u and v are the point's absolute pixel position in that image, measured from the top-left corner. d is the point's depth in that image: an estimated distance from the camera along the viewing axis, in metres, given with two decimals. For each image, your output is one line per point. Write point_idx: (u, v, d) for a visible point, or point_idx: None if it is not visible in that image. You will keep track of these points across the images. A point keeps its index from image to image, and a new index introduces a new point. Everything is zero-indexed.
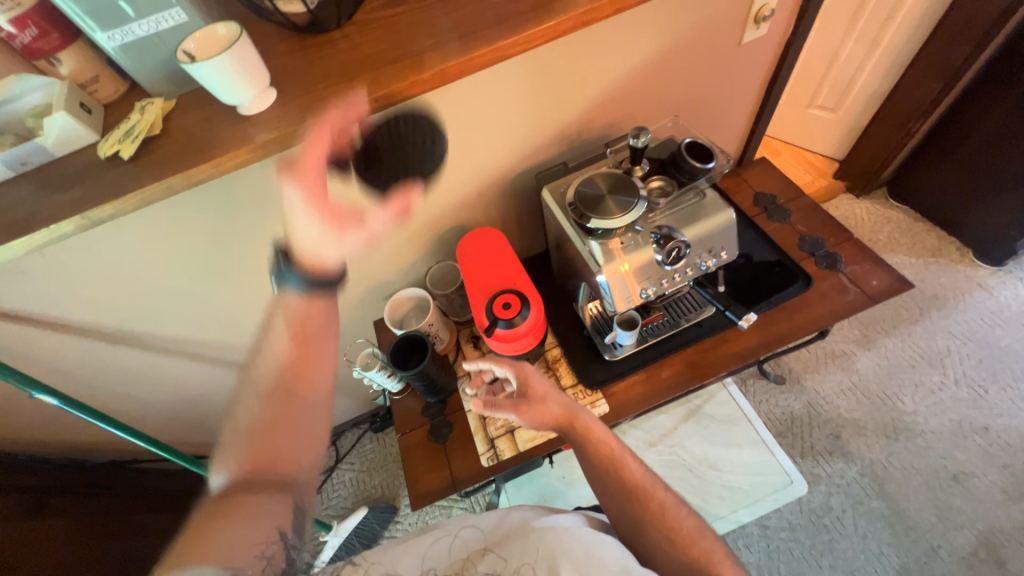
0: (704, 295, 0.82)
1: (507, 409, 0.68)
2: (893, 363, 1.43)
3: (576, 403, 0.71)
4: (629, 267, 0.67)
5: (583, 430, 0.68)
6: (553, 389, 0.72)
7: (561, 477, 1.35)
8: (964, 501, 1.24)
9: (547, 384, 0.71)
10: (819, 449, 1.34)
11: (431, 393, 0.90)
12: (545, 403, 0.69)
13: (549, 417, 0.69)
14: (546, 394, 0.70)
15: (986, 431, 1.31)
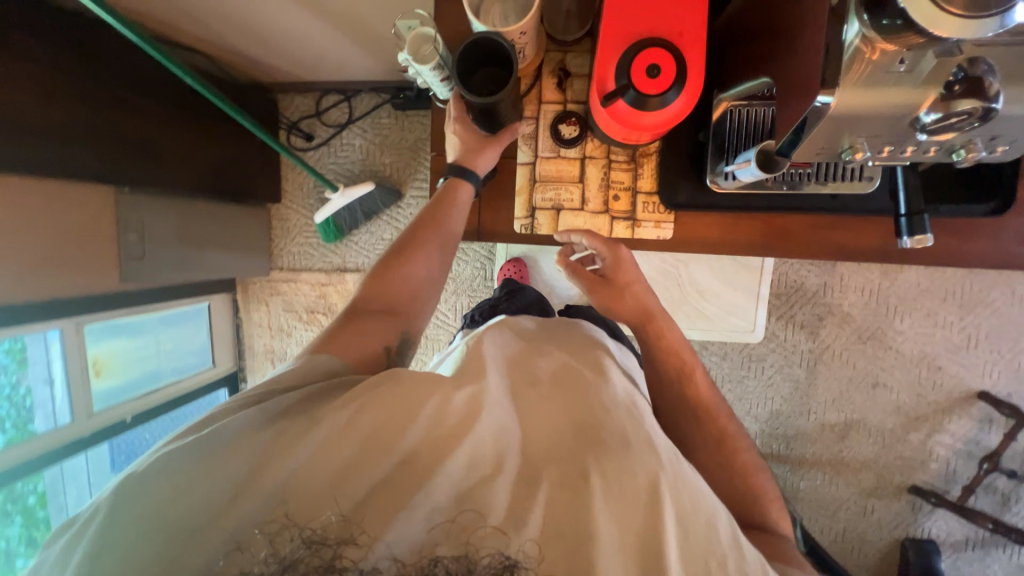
0: (897, 180, 0.56)
1: (585, 281, 0.76)
2: (930, 288, 1.37)
3: (661, 310, 0.75)
4: (857, 109, 0.43)
5: (654, 330, 0.75)
6: (639, 281, 0.75)
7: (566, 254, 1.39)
8: (864, 399, 1.43)
9: (635, 274, 0.74)
10: (795, 319, 1.42)
11: (485, 126, 0.71)
12: (620, 296, 0.74)
13: (624, 307, 0.75)
14: (628, 282, 0.74)
15: (937, 369, 1.39)
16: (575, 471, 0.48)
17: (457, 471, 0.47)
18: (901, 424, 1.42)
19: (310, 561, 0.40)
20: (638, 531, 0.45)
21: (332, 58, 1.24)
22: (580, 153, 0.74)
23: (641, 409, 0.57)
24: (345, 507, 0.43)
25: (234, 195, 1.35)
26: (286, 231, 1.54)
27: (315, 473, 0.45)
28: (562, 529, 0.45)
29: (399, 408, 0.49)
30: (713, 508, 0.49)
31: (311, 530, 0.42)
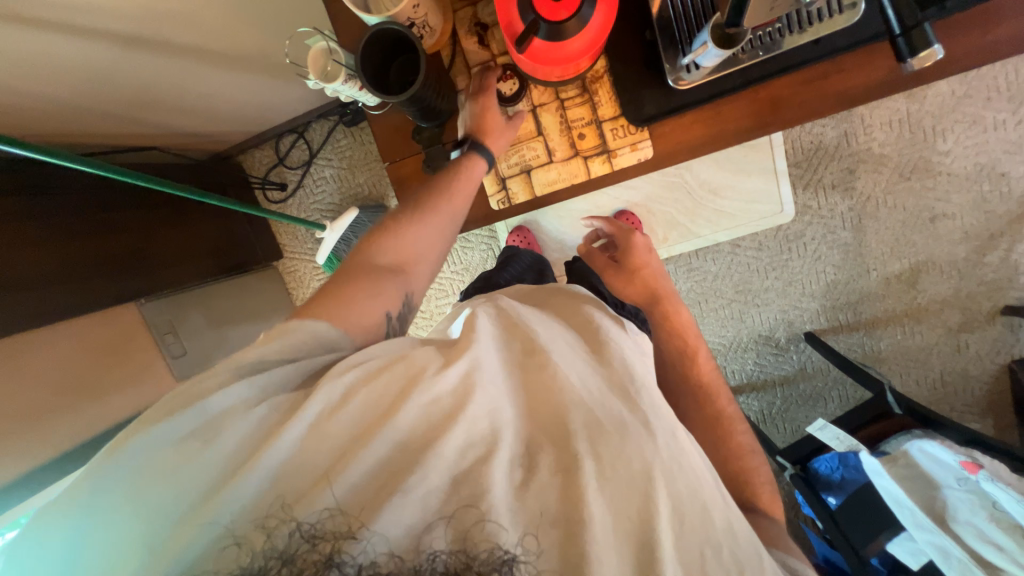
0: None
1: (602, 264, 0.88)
2: (969, 92, 1.20)
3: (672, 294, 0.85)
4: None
5: (661, 310, 0.84)
6: (651, 269, 0.87)
7: (562, 219, 1.35)
8: (924, 238, 1.31)
9: (648, 263, 0.87)
10: (825, 182, 1.30)
11: (424, 117, 0.68)
12: (631, 276, 0.87)
13: (635, 290, 0.86)
14: (641, 266, 0.87)
15: (1000, 178, 1.24)
16: (571, 454, 0.50)
17: (451, 453, 0.48)
18: (974, 249, 1.30)
19: (309, 558, 0.40)
20: (636, 517, 0.48)
21: (267, 101, 1.22)
22: (528, 105, 0.69)
23: (649, 381, 0.60)
24: (344, 498, 0.44)
25: (239, 268, 1.43)
26: (299, 280, 1.59)
27: (301, 463, 0.46)
28: (559, 502, 0.47)
29: (389, 407, 0.50)
30: (705, 482, 0.54)
31: (284, 519, 0.43)
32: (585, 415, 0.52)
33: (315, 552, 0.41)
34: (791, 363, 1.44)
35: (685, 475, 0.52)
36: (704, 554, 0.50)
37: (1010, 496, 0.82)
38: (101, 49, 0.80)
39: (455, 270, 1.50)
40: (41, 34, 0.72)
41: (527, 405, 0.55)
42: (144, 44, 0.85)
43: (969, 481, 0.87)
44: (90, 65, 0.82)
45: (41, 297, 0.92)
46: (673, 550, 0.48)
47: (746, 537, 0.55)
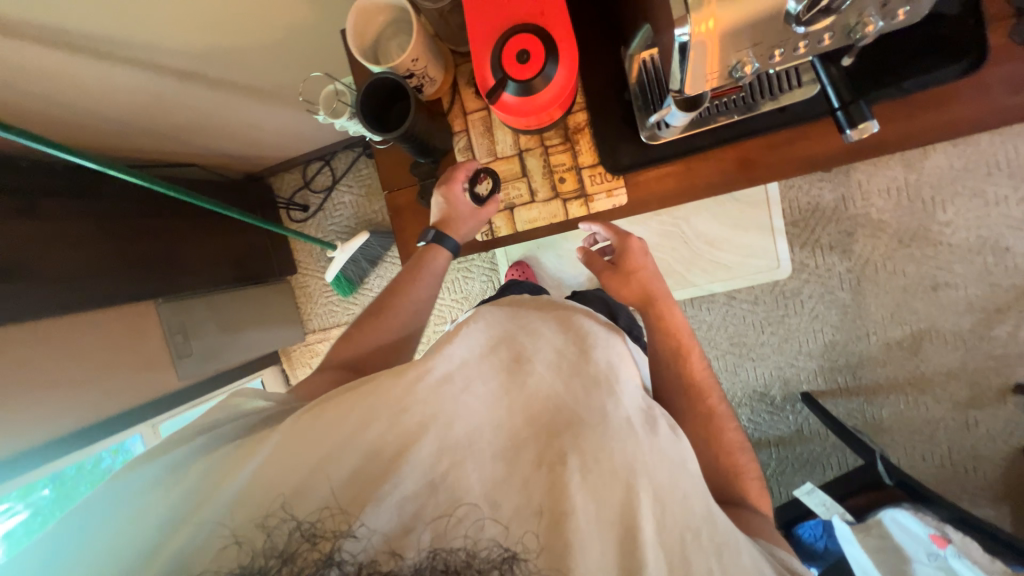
0: (819, 78, 0.53)
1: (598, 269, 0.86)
2: (968, 167, 1.22)
3: (666, 293, 0.82)
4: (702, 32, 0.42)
5: (656, 314, 0.81)
6: (646, 268, 0.84)
7: (561, 257, 1.40)
8: (927, 306, 1.29)
9: (643, 262, 0.84)
10: (822, 242, 1.31)
11: (421, 154, 0.75)
12: (627, 279, 0.83)
13: (630, 293, 0.83)
14: (636, 267, 0.84)
15: (1004, 252, 1.23)
16: (554, 452, 0.52)
17: (427, 461, 0.50)
18: (979, 322, 1.27)
19: (309, 556, 0.45)
20: (619, 508, 0.51)
21: (298, 131, 1.35)
22: (516, 149, 0.75)
23: (625, 381, 0.61)
24: (335, 501, 0.49)
25: (256, 279, 1.52)
26: (309, 295, 1.68)
27: (289, 473, 0.50)
28: (540, 503, 0.50)
29: (359, 414, 0.52)
30: (680, 474, 0.56)
31: (284, 518, 0.48)
32: (553, 424, 0.54)
33: (314, 550, 0.45)
34: (787, 423, 1.40)
35: (658, 468, 0.54)
36: (681, 537, 0.52)
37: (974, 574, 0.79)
38: (158, 80, 0.93)
39: (455, 298, 1.56)
40: (113, 67, 0.85)
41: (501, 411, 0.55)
42: (197, 79, 0.97)
43: (938, 557, 0.84)
44: (147, 94, 0.95)
45: (72, 291, 1.01)
46: (653, 539, 0.51)
47: (727, 524, 0.56)
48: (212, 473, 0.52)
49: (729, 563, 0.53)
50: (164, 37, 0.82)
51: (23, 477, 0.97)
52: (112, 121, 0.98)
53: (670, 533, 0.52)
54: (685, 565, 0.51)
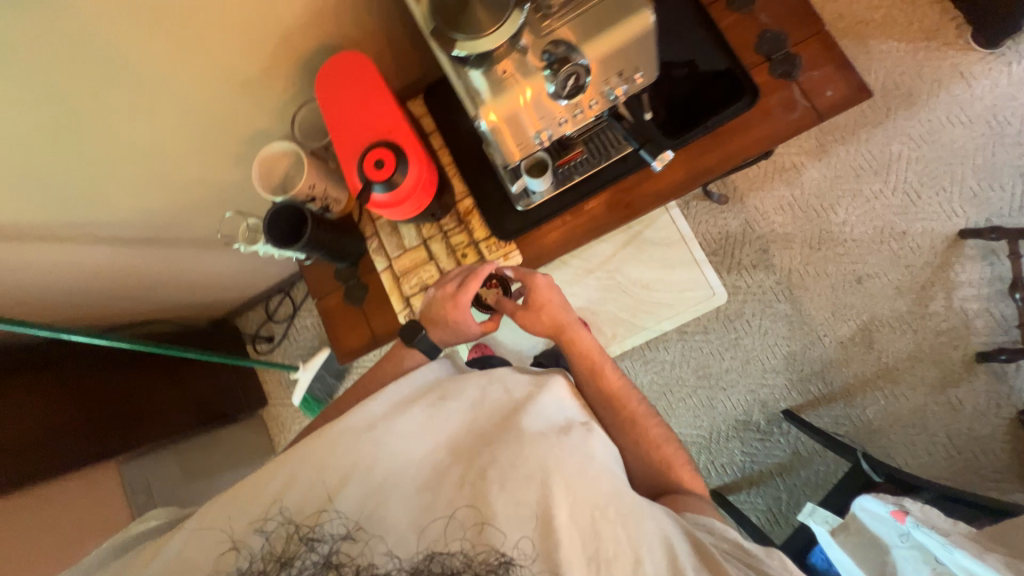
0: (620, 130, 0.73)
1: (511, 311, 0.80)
2: (839, 173, 1.39)
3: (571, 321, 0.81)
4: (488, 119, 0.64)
5: (567, 341, 0.81)
6: (556, 302, 0.81)
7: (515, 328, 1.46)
8: (860, 298, 1.35)
9: (551, 295, 0.80)
10: (744, 263, 1.42)
11: (339, 259, 0.85)
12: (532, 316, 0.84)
13: (542, 324, 0.81)
14: (544, 302, 0.80)
15: (903, 235, 1.34)
16: (478, 470, 0.63)
17: (385, 481, 0.64)
18: (914, 302, 1.32)
19: (310, 560, 0.59)
20: (534, 505, 0.60)
21: (255, 270, 1.49)
22: (420, 238, 0.86)
23: (545, 403, 0.72)
24: (329, 510, 0.62)
25: (227, 417, 1.52)
26: (282, 426, 1.67)
27: (283, 500, 0.63)
28: (469, 515, 0.60)
29: (333, 452, 0.66)
30: (593, 469, 0.65)
31: (287, 531, 0.61)
32: (478, 449, 0.66)
33: (312, 556, 0.59)
34: (780, 447, 1.35)
35: (568, 470, 0.63)
36: (590, 515, 0.61)
37: (935, 542, 0.66)
38: (115, 249, 1.07)
39: None
40: (74, 245, 0.99)
41: (446, 445, 0.68)
42: (152, 241, 1.12)
43: (909, 535, 0.72)
44: (105, 263, 1.08)
45: (28, 461, 1.02)
46: (565, 525, 0.60)
47: (639, 502, 0.64)
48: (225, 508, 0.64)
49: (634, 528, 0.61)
50: (119, 208, 0.98)
51: None
52: (76, 292, 1.09)
53: (578, 514, 0.61)
54: (593, 536, 0.60)
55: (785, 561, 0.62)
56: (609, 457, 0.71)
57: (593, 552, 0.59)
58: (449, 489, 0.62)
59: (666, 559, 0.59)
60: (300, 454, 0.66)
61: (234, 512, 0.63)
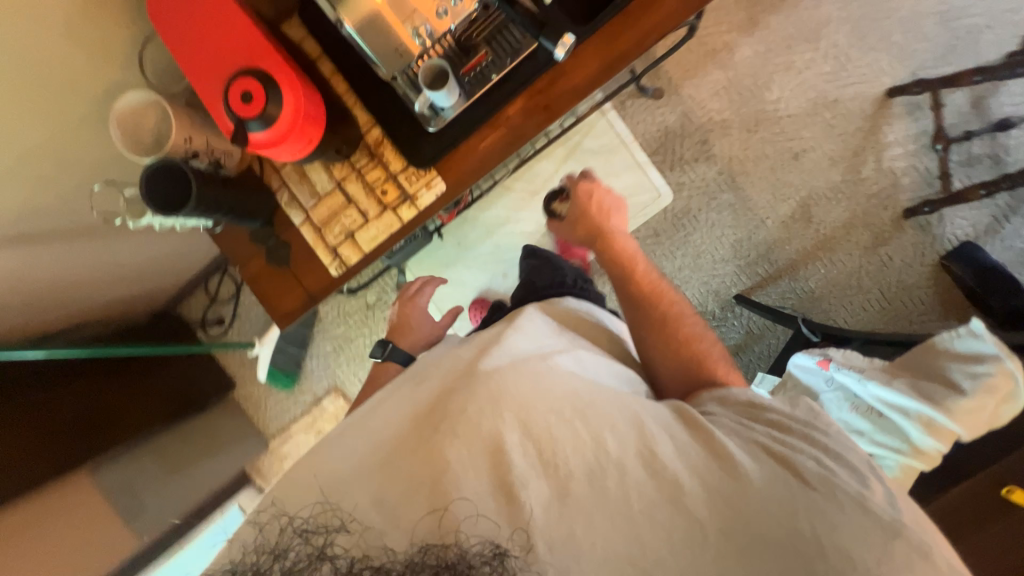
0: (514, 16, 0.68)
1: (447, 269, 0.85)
2: (771, 46, 1.34)
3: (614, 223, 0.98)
4: None
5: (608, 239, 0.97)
6: (604, 204, 1.00)
7: (456, 245, 1.48)
8: (798, 175, 1.37)
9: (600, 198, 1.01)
10: (686, 158, 1.39)
11: (250, 220, 0.78)
12: (574, 226, 1.02)
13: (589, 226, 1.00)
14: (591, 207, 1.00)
15: (835, 103, 1.33)
16: (433, 429, 0.61)
17: (368, 460, 0.63)
18: (847, 170, 1.35)
19: (303, 550, 0.54)
20: (490, 439, 0.58)
21: (178, 252, 1.37)
22: (334, 181, 0.79)
23: (502, 341, 0.72)
24: (326, 499, 0.59)
25: (198, 404, 1.48)
26: (257, 404, 1.65)
27: (280, 504, 0.60)
28: (429, 474, 0.57)
29: (324, 457, 0.65)
30: (558, 381, 0.66)
31: (282, 522, 0.58)
32: (433, 407, 0.65)
33: (307, 545, 0.54)
34: (735, 330, 1.43)
35: (524, 394, 0.62)
36: (546, 426, 0.60)
37: (852, 379, 0.81)
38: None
39: None
40: None
41: (423, 404, 0.67)
42: (40, 239, 0.99)
43: (833, 379, 0.84)
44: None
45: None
46: (521, 445, 0.58)
47: (596, 399, 0.64)
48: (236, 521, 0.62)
49: (598, 432, 0.60)
50: None
51: None
52: None
53: (540, 435, 0.59)
54: (553, 448, 0.58)
55: (808, 404, 0.67)
56: (609, 380, 0.72)
57: (558, 463, 0.58)
58: (433, 455, 0.59)
59: (637, 436, 0.61)
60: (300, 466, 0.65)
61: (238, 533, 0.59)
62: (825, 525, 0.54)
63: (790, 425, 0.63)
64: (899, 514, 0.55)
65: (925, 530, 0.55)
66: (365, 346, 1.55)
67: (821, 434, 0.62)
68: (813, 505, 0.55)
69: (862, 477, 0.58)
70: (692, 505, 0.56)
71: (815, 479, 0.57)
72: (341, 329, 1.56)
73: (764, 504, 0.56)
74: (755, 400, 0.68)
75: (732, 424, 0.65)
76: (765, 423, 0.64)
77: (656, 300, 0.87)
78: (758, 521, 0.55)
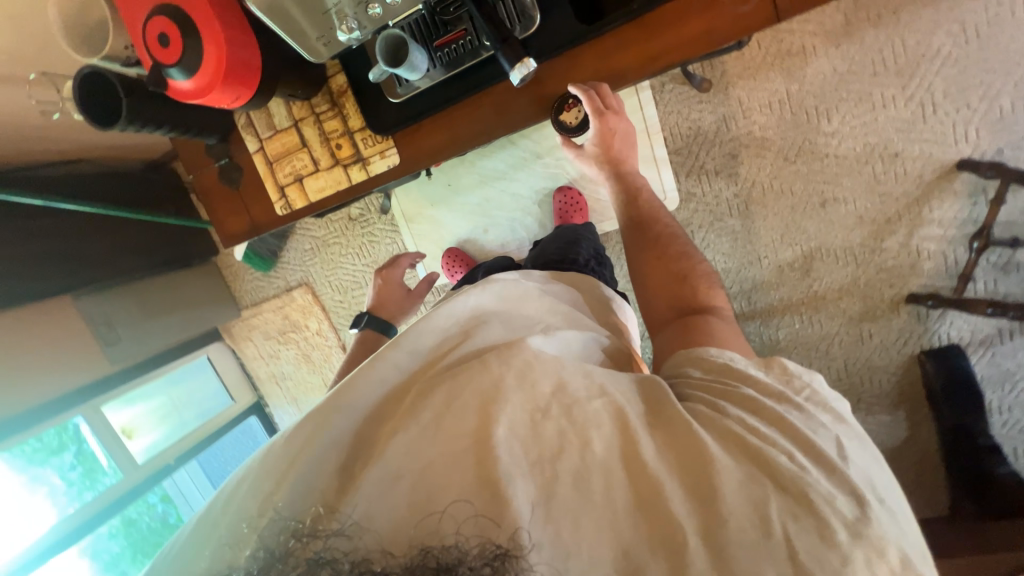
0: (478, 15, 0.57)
1: None
2: (852, 68, 1.13)
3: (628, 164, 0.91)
4: None
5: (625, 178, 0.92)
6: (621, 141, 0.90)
7: (447, 185, 1.43)
8: (816, 223, 1.25)
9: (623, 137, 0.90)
10: (707, 168, 1.27)
11: (205, 136, 0.77)
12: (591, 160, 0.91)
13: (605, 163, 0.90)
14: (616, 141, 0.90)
15: (894, 158, 1.16)
16: (411, 406, 0.51)
17: (326, 441, 0.50)
18: (870, 234, 1.23)
19: (283, 545, 0.41)
20: (472, 427, 0.47)
21: None
22: (292, 120, 0.76)
23: (470, 335, 0.63)
24: (325, 499, 0.46)
25: (183, 262, 1.59)
26: (236, 275, 1.76)
27: (240, 510, 0.47)
28: (400, 463, 0.45)
29: (285, 443, 0.50)
30: (542, 363, 0.53)
31: (268, 521, 0.45)
32: (398, 394, 0.56)
33: (306, 549, 0.40)
34: None
35: (506, 380, 0.50)
36: (530, 417, 0.48)
37: None
38: None
39: (364, 264, 1.59)
40: None
41: (382, 382, 0.57)
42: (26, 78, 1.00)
43: None
44: None
45: None
46: (509, 433, 0.46)
47: (585, 388, 0.52)
48: (195, 531, 0.49)
49: (587, 425, 0.47)
50: None
51: (40, 428, 1.26)
52: None
53: (530, 427, 0.47)
54: (538, 439, 0.46)
55: (786, 366, 0.53)
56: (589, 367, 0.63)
57: (551, 456, 0.45)
58: (394, 440, 0.47)
59: (618, 432, 0.48)
60: (265, 454, 0.51)
61: (205, 541, 0.47)
62: (801, 532, 0.40)
63: (767, 402, 0.49)
64: (888, 526, 0.41)
65: (913, 540, 0.43)
66: (340, 255, 1.61)
67: (800, 417, 0.48)
68: (798, 513, 0.41)
69: (840, 474, 0.43)
70: (646, 501, 0.43)
71: (791, 480, 0.42)
72: (322, 232, 1.61)
73: (736, 507, 0.42)
74: (735, 364, 0.54)
75: (699, 402, 0.51)
76: (734, 399, 0.50)
77: (656, 235, 0.84)
78: (721, 523, 0.41)
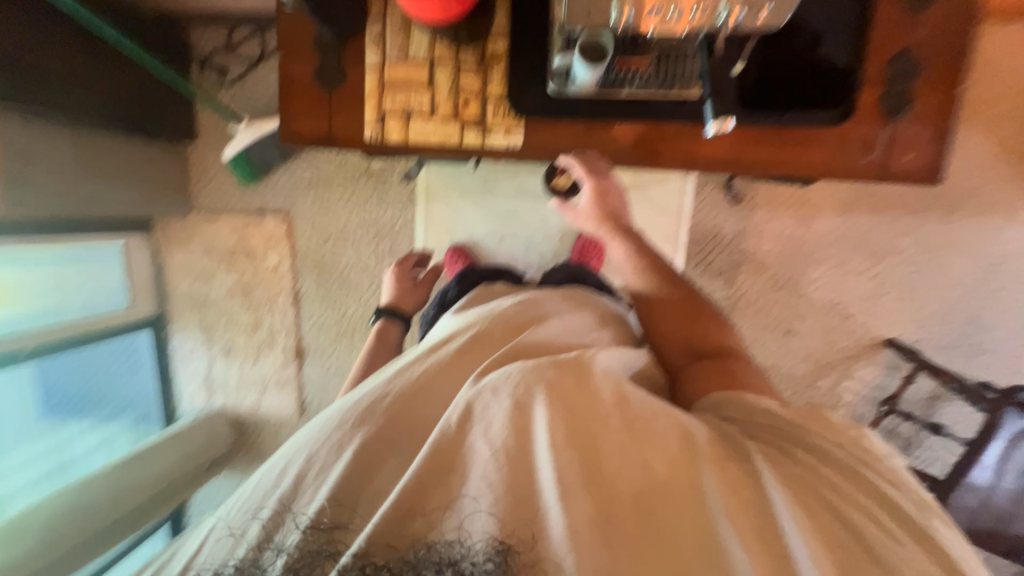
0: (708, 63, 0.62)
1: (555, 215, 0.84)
2: (844, 236, 1.37)
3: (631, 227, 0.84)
4: None
5: None
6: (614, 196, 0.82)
7: (482, 181, 1.41)
8: (777, 346, 1.44)
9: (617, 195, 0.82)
10: (713, 266, 1.42)
11: (324, 22, 0.70)
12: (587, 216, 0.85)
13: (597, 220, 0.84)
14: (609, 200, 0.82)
15: (848, 318, 1.40)
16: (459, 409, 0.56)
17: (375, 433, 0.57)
18: (812, 371, 1.44)
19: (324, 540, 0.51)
20: (512, 446, 0.53)
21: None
22: (428, 56, 0.72)
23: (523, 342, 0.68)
24: (342, 497, 0.53)
25: (148, 134, 1.32)
26: (202, 171, 1.51)
27: (285, 494, 0.54)
28: (444, 468, 0.53)
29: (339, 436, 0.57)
30: (590, 378, 0.59)
31: (309, 513, 0.53)
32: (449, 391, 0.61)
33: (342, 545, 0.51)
34: None
35: (560, 391, 0.56)
36: (582, 432, 0.54)
37: None
38: None
39: (363, 220, 1.48)
40: None
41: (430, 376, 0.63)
42: None
43: None
44: None
45: None
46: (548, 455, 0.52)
47: (635, 411, 0.57)
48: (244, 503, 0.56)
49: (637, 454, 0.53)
50: None
51: None
52: None
53: (577, 452, 0.53)
54: (590, 457, 0.53)
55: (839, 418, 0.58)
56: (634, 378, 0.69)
57: (593, 477, 0.52)
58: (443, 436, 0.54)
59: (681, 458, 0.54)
60: (313, 442, 0.57)
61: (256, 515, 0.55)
62: None
63: (836, 454, 0.54)
64: None
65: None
66: (338, 200, 1.48)
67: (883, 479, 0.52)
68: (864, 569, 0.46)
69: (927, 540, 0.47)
70: (703, 525, 0.50)
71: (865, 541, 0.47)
72: (330, 169, 1.47)
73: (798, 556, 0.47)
74: (772, 410, 0.59)
75: (766, 444, 0.57)
76: (802, 448, 0.55)
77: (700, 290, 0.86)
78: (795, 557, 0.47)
